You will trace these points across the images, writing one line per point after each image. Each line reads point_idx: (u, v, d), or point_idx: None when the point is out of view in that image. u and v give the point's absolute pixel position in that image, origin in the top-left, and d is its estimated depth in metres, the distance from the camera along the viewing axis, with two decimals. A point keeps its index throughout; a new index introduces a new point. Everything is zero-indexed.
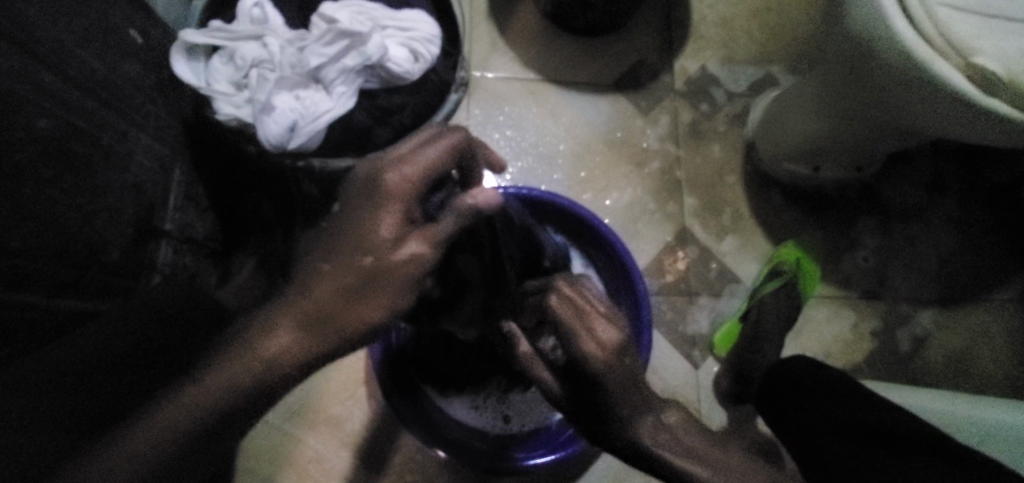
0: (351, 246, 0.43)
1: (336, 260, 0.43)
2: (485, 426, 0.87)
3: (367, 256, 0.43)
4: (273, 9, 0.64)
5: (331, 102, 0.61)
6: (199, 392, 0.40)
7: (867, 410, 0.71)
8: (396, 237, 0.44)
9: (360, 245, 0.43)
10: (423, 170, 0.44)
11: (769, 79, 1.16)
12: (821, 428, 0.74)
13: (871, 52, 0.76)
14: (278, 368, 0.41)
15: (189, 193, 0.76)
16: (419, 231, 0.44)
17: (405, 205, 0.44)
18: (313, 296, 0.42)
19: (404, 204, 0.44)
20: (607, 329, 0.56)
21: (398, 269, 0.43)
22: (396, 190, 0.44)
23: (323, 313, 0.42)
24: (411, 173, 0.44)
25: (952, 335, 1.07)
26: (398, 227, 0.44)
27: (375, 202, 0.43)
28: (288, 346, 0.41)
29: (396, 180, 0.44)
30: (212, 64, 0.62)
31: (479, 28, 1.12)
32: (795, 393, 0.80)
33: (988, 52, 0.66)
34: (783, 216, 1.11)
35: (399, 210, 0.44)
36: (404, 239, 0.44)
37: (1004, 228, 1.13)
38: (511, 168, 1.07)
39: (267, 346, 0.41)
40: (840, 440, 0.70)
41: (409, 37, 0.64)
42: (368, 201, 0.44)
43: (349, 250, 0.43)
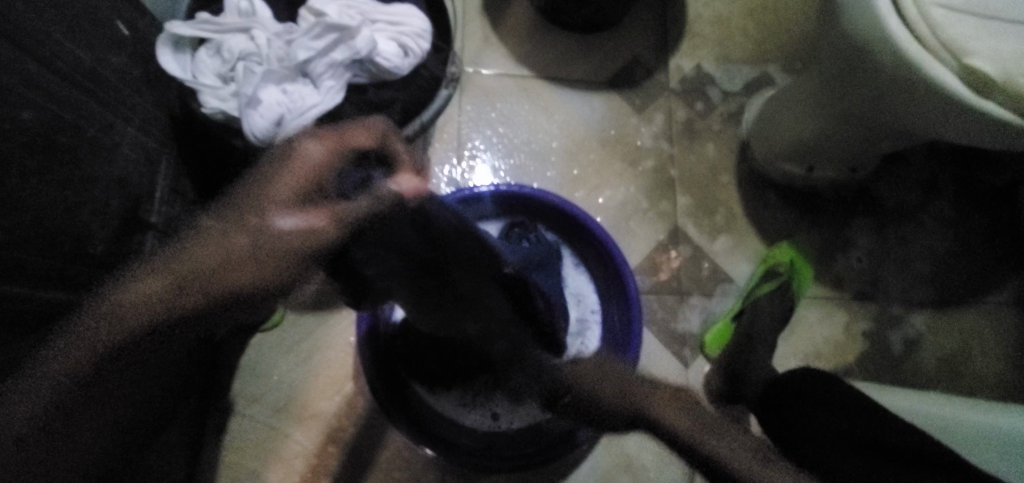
0: (252, 210, 0.50)
1: (236, 223, 0.50)
2: (473, 424, 0.88)
3: (280, 218, 0.50)
4: (261, 2, 0.64)
5: (319, 96, 0.61)
6: (92, 330, 0.46)
7: (871, 424, 0.69)
8: (304, 206, 0.51)
9: (274, 209, 0.50)
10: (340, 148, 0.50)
11: (764, 79, 1.16)
12: (820, 437, 0.72)
13: (865, 52, 0.75)
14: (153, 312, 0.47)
15: (177, 187, 0.76)
16: (322, 204, 0.50)
17: (313, 176, 0.50)
18: (200, 252, 0.49)
19: (316, 179, 0.50)
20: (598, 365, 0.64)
21: (299, 234, 0.50)
22: (311, 165, 0.50)
23: (209, 268, 0.49)
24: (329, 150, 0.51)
25: (944, 338, 1.07)
26: (300, 196, 0.50)
27: (293, 174, 0.50)
28: (190, 290, 0.49)
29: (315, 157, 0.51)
30: (198, 56, 0.61)
31: (474, 24, 1.12)
32: (794, 401, 0.78)
33: (982, 53, 0.66)
34: (776, 216, 1.11)
35: (315, 180, 0.51)
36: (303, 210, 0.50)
37: (998, 231, 1.12)
38: (504, 165, 1.07)
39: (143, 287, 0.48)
40: (842, 452, 0.69)
41: (398, 32, 0.64)
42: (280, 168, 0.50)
43: (250, 214, 0.50)
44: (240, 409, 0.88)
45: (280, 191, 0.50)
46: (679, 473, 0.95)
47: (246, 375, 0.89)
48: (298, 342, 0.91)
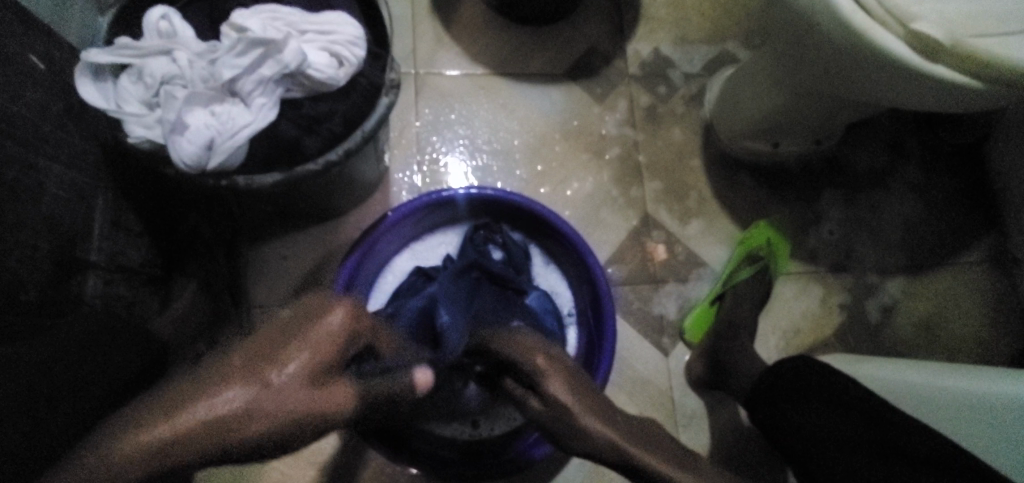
0: (263, 375, 0.50)
1: (253, 384, 0.50)
2: (453, 433, 0.88)
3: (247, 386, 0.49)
4: (181, 21, 0.61)
5: (250, 115, 0.58)
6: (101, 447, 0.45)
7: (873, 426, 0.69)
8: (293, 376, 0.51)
9: (274, 362, 0.51)
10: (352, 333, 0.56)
11: (724, 57, 1.14)
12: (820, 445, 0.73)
13: (813, 26, 0.74)
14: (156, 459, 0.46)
15: (118, 221, 0.74)
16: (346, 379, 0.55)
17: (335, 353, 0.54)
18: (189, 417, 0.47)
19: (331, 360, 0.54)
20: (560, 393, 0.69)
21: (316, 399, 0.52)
22: (322, 346, 0.53)
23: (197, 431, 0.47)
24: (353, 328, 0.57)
25: (921, 302, 1.07)
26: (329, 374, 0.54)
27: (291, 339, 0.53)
28: (198, 433, 0.47)
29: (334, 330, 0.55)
30: (120, 83, 0.59)
31: (424, 25, 1.09)
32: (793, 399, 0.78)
33: (926, 18, 0.66)
34: (747, 196, 1.10)
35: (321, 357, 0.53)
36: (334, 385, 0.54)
37: (967, 190, 1.13)
38: (468, 166, 1.04)
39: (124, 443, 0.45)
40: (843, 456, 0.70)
41: (330, 41, 0.62)
42: (297, 339, 0.53)
43: (257, 377, 0.50)
44: None
45: (317, 355, 0.53)
46: None
47: None
48: None
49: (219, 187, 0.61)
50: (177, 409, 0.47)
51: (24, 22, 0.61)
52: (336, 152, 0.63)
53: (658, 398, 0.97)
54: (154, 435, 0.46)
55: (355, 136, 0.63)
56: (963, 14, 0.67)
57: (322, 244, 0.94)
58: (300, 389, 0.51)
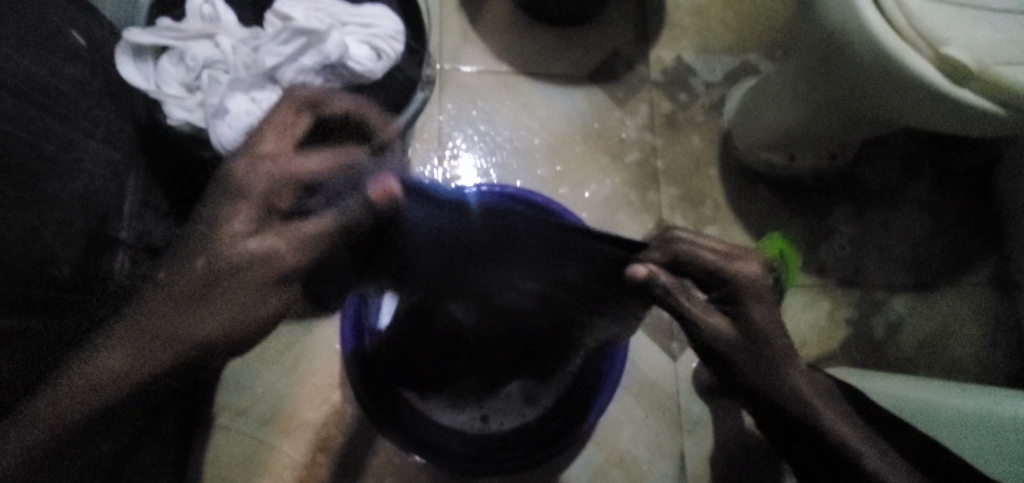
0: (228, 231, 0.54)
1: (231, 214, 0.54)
2: (464, 426, 0.87)
3: (245, 220, 0.54)
4: (225, 6, 0.62)
5: (289, 103, 0.59)
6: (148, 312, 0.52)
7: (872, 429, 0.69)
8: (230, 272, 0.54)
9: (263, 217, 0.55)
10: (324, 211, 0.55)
11: (746, 68, 1.15)
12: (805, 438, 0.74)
13: (842, 43, 0.75)
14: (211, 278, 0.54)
15: (147, 199, 0.75)
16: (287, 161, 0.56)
17: (264, 198, 0.54)
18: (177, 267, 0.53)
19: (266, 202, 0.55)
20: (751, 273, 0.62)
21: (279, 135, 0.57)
22: (283, 239, 0.55)
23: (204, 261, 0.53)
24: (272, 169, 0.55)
25: (924, 321, 1.08)
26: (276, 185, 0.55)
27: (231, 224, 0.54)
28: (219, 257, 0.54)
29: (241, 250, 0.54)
30: (162, 65, 0.59)
31: (450, 20, 1.10)
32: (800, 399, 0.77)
33: (955, 43, 0.67)
34: (761, 207, 1.11)
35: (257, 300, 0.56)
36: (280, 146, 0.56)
37: (976, 214, 1.14)
38: (486, 163, 1.05)
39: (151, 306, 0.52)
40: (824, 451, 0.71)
41: (370, 34, 0.62)
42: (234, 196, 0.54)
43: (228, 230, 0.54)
44: (225, 423, 0.87)
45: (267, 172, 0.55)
46: (670, 464, 0.96)
47: (230, 388, 0.88)
48: (280, 352, 0.89)
49: None
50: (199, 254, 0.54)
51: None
52: (370, 145, 0.63)
53: (664, 402, 0.99)
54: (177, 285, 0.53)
55: (390, 130, 0.64)
56: (989, 41, 0.69)
57: None
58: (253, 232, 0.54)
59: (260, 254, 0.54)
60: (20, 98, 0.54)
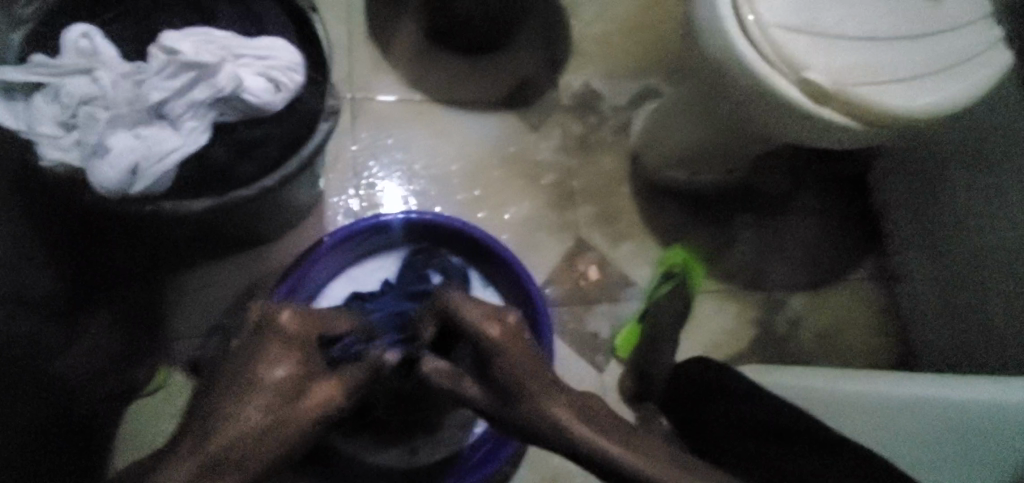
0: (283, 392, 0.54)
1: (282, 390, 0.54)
2: (392, 461, 0.86)
3: (278, 376, 0.55)
4: (103, 39, 0.59)
5: (180, 138, 0.57)
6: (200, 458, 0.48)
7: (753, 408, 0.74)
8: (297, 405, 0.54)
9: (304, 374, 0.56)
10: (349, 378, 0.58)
11: (648, 92, 1.24)
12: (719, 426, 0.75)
13: (720, 68, 0.83)
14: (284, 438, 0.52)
15: (25, 251, 0.68)
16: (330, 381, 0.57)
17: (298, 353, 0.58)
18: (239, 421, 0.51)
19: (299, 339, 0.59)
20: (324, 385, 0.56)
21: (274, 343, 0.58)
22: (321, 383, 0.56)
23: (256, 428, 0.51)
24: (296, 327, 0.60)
25: (819, 315, 1.19)
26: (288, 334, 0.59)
27: (289, 376, 0.55)
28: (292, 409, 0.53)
29: (282, 375, 0.55)
30: (34, 103, 0.55)
31: (361, 51, 1.10)
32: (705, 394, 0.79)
33: (815, 69, 0.77)
34: (671, 221, 1.18)
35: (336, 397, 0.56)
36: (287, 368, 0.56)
37: (854, 217, 1.28)
38: (405, 191, 1.05)
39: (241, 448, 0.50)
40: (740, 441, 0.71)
41: (266, 66, 0.61)
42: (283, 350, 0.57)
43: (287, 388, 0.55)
44: None
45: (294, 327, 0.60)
46: None
47: None
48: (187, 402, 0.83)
49: (144, 213, 0.58)
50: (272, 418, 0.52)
51: None
52: (271, 178, 0.61)
53: None
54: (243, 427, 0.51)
55: (293, 162, 0.62)
56: (843, 65, 0.78)
57: (247, 272, 0.93)
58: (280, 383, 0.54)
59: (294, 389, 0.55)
60: None
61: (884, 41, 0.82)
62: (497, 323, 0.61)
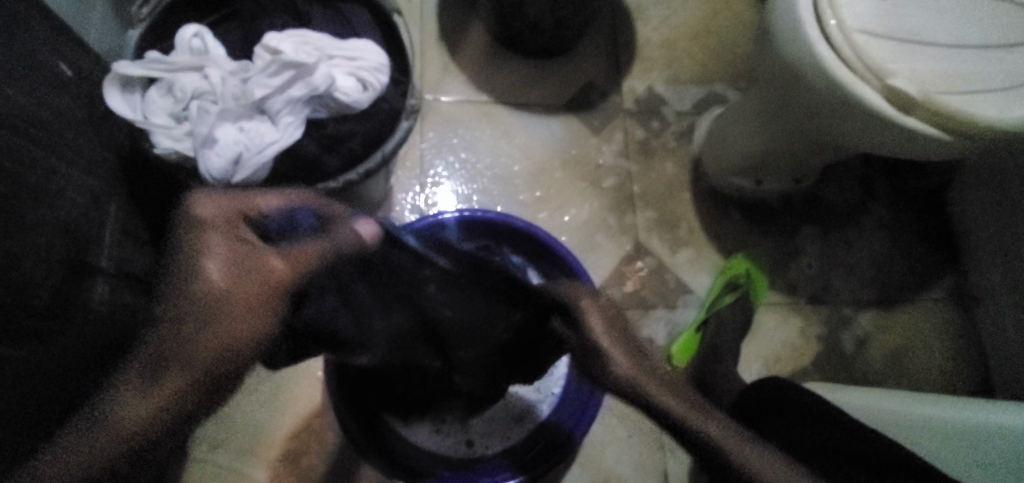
0: (208, 293, 0.46)
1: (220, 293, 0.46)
2: (448, 450, 0.87)
3: (208, 269, 0.46)
4: (214, 40, 0.64)
5: (277, 132, 0.61)
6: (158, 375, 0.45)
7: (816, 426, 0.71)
8: (217, 304, 0.46)
9: (238, 268, 0.47)
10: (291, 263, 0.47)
11: (713, 98, 1.22)
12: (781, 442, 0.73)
13: (798, 74, 0.81)
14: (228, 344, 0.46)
15: (127, 228, 0.74)
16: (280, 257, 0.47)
17: (223, 234, 0.47)
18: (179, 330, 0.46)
19: (224, 225, 0.48)
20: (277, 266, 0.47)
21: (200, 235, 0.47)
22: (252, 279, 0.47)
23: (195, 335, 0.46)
24: (216, 214, 0.48)
25: (889, 335, 1.13)
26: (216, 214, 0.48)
27: (217, 273, 0.46)
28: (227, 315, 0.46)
29: (212, 273, 0.46)
30: (150, 96, 0.60)
31: (432, 53, 1.14)
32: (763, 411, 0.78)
33: (901, 75, 0.73)
34: (732, 230, 1.15)
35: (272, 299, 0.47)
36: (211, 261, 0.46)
37: (932, 233, 1.21)
38: (467, 190, 1.08)
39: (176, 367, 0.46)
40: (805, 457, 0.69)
41: (356, 67, 0.65)
42: (193, 239, 0.47)
43: (224, 280, 0.46)
44: (202, 454, 0.84)
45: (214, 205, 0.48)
46: None
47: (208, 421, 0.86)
48: (261, 380, 0.88)
49: None
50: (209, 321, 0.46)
51: (55, 31, 0.63)
52: (356, 172, 0.65)
53: (646, 422, 1.00)
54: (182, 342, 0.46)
55: (375, 159, 0.66)
56: (931, 73, 0.75)
57: None
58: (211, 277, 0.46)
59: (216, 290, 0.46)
60: (10, 129, 0.55)
61: (974, 48, 0.77)
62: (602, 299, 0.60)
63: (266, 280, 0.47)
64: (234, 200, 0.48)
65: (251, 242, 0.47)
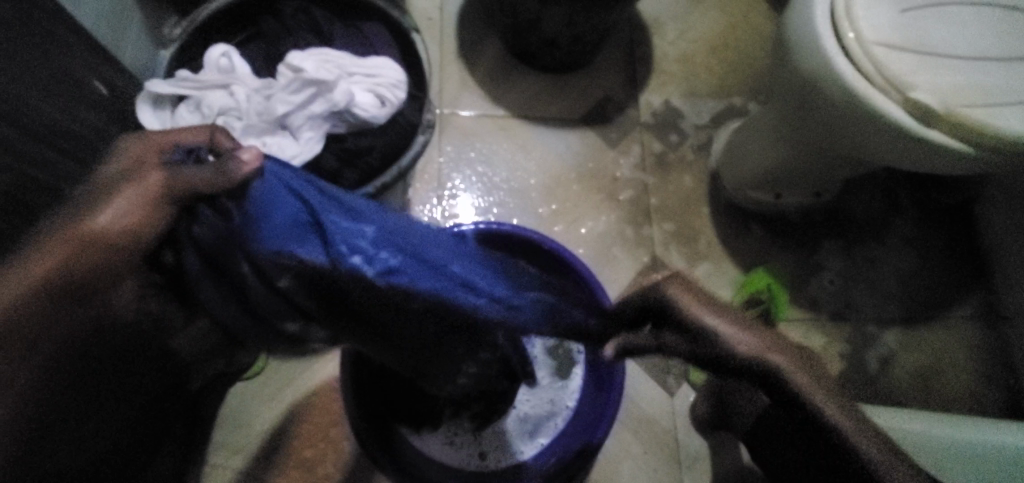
0: (98, 208, 0.47)
1: (106, 204, 0.47)
2: (460, 463, 0.87)
3: (108, 187, 0.48)
4: (240, 59, 0.67)
5: (298, 146, 0.63)
6: (22, 274, 0.45)
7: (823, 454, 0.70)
8: (97, 223, 0.47)
9: (129, 179, 0.48)
10: (166, 186, 0.47)
11: (730, 111, 1.21)
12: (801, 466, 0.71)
13: (814, 87, 0.80)
14: (104, 252, 0.47)
15: None
16: (160, 181, 0.48)
17: (146, 163, 0.49)
18: (60, 238, 0.46)
19: (138, 161, 0.49)
20: (150, 185, 0.48)
21: (117, 166, 0.49)
22: (130, 195, 0.47)
23: (80, 251, 0.47)
24: (149, 150, 0.50)
25: (916, 354, 1.10)
26: (147, 149, 0.50)
27: (114, 193, 0.48)
28: (95, 231, 0.47)
29: (113, 172, 0.49)
30: (179, 112, 0.63)
31: (449, 67, 1.16)
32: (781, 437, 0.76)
33: (922, 88, 0.72)
34: (752, 244, 1.14)
35: (148, 204, 0.48)
36: (115, 194, 0.48)
37: (961, 249, 1.17)
38: (484, 202, 1.08)
39: (33, 269, 0.46)
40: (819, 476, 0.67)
41: (375, 83, 0.67)
42: (118, 179, 0.49)
43: (114, 195, 0.48)
44: (220, 461, 0.86)
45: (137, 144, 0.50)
46: None
47: (226, 427, 0.88)
48: (277, 389, 0.90)
49: None
50: (72, 233, 0.47)
51: (91, 52, 0.66)
52: (372, 185, 0.66)
53: (661, 438, 0.98)
54: (59, 251, 0.46)
55: (391, 173, 0.67)
56: (952, 84, 0.73)
57: None
58: (113, 206, 0.47)
59: (106, 201, 0.47)
60: None
61: (1000, 60, 0.76)
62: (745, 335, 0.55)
63: (144, 192, 0.47)
64: (182, 131, 0.51)
65: (153, 168, 0.48)
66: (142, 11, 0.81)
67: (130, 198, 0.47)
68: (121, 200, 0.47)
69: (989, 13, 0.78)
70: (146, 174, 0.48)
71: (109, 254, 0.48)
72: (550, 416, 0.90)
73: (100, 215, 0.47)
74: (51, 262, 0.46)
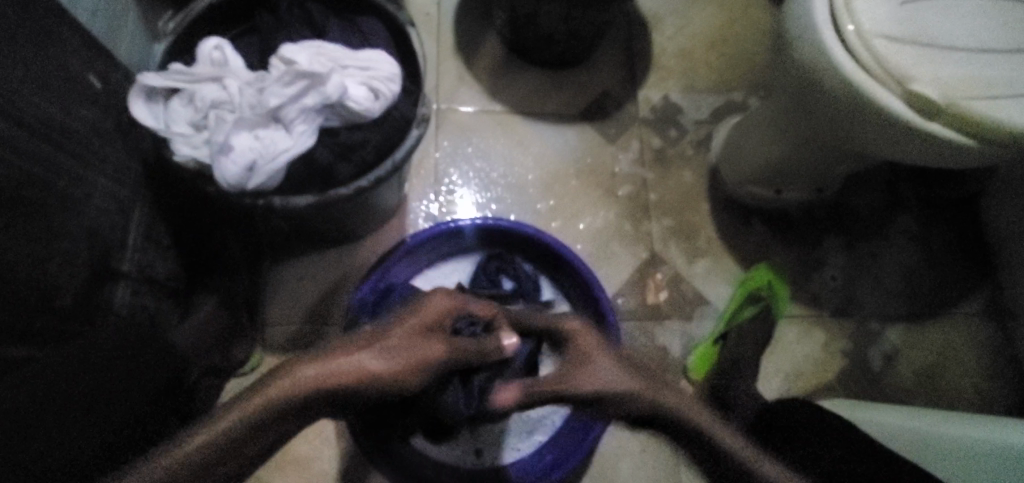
0: (362, 338, 0.58)
1: (399, 347, 0.58)
2: (457, 460, 0.87)
3: (391, 328, 0.59)
4: (233, 51, 0.66)
5: (291, 140, 0.62)
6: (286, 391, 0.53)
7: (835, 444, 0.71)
8: (376, 367, 0.56)
9: (378, 339, 0.58)
10: (433, 353, 0.59)
11: (730, 106, 1.21)
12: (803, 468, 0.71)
13: (814, 80, 0.79)
14: (376, 388, 0.56)
15: (152, 230, 0.78)
16: (428, 348, 0.59)
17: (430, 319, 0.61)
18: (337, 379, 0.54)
19: (434, 321, 0.62)
20: (434, 348, 0.60)
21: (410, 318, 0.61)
22: (410, 355, 0.58)
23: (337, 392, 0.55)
24: (432, 309, 0.62)
25: (918, 351, 1.09)
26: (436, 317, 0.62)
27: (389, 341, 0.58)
28: (387, 367, 0.56)
29: (396, 330, 0.59)
30: (171, 105, 0.62)
31: (448, 63, 1.15)
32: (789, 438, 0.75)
33: (923, 80, 0.71)
34: (753, 241, 1.13)
35: (413, 361, 0.58)
36: (391, 341, 0.58)
37: (965, 244, 1.16)
38: (482, 198, 1.08)
39: (303, 378, 0.53)
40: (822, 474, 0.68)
41: (369, 76, 0.66)
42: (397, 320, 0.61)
43: (364, 337, 0.58)
44: None
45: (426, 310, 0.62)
46: None
47: None
48: None
49: (255, 206, 0.64)
50: (345, 363, 0.55)
51: (86, 46, 0.66)
52: (367, 179, 0.66)
53: (661, 435, 0.98)
54: (304, 374, 0.54)
55: (386, 166, 0.67)
56: (955, 76, 0.72)
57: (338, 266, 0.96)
58: (390, 363, 0.56)
59: (390, 340, 0.58)
60: (38, 138, 0.58)
61: (1002, 51, 0.75)
62: (591, 374, 0.69)
63: (416, 356, 0.58)
64: (453, 312, 0.63)
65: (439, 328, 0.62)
66: (137, 6, 0.80)
67: (397, 349, 0.57)
68: (388, 358, 0.57)
69: (991, 4, 0.77)
70: (434, 338, 0.60)
71: (383, 383, 0.56)
72: (547, 414, 0.90)
73: (375, 357, 0.56)
74: (310, 385, 0.53)
